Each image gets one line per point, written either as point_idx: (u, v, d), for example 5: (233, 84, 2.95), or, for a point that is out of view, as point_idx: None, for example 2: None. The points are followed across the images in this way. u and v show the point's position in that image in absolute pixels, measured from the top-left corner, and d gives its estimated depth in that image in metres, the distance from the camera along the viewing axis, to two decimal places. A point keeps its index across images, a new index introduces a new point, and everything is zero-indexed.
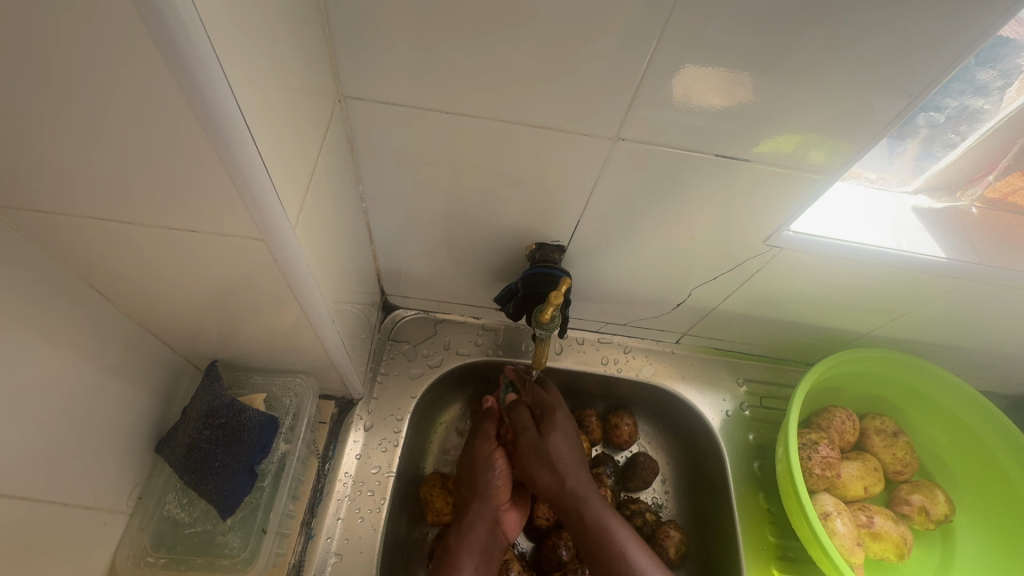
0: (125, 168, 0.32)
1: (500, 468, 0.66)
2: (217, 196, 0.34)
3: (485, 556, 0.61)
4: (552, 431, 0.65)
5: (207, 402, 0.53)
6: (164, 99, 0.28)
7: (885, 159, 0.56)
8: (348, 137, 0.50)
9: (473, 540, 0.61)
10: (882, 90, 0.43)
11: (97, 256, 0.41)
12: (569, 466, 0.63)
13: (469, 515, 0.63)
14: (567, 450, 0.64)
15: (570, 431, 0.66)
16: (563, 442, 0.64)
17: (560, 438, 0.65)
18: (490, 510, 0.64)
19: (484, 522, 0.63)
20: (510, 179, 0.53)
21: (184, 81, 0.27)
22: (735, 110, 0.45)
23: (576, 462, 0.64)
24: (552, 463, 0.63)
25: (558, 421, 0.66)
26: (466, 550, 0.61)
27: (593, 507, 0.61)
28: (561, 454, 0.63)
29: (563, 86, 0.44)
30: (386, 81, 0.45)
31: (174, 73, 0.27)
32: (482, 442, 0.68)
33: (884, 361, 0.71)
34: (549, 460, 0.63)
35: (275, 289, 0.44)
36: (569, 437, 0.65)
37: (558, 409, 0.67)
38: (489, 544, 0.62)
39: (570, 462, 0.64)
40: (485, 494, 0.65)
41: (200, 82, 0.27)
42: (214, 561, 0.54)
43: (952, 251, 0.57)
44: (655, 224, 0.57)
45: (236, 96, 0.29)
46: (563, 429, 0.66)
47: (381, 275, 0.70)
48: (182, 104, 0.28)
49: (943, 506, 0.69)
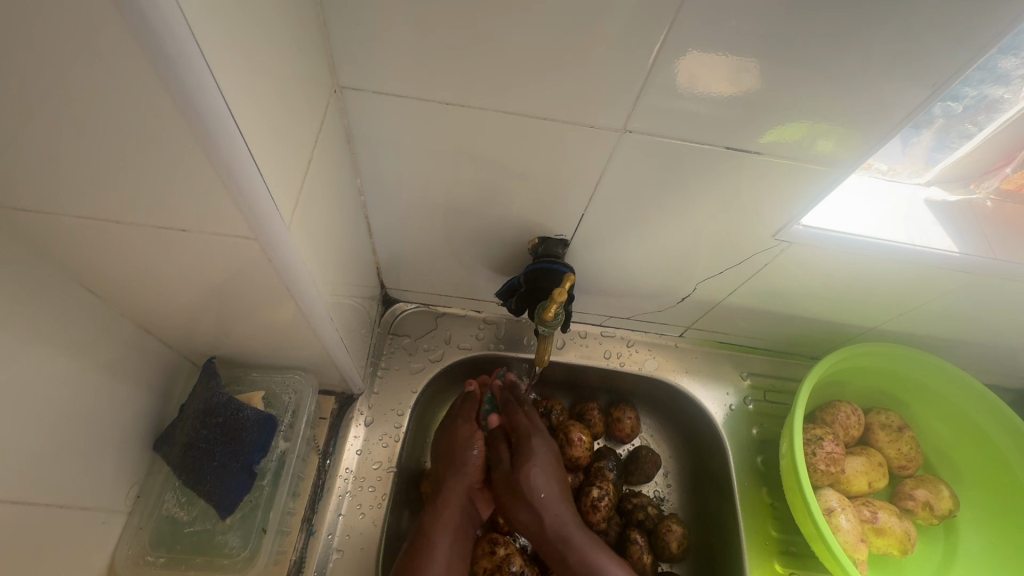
0: (110, 167, 0.31)
1: (477, 449, 0.68)
2: (208, 193, 0.33)
3: (460, 531, 0.63)
4: (529, 462, 0.64)
5: (205, 400, 0.52)
6: (147, 95, 0.27)
7: (899, 150, 0.54)
8: (345, 128, 0.49)
9: (448, 517, 0.62)
10: (902, 80, 0.41)
11: (87, 254, 0.40)
12: (548, 497, 0.63)
13: (445, 491, 0.64)
14: (544, 479, 0.63)
15: (550, 456, 0.66)
16: (542, 473, 0.64)
17: (539, 470, 0.64)
18: (464, 486, 0.65)
19: (457, 499, 0.64)
20: (512, 172, 0.52)
21: (165, 75, 0.26)
22: (747, 101, 0.43)
23: (557, 492, 0.64)
24: (530, 495, 0.63)
25: (537, 448, 0.65)
26: (442, 527, 0.61)
27: (576, 542, 0.61)
28: (540, 485, 0.63)
29: (568, 76, 0.42)
30: (384, 71, 0.43)
31: (154, 66, 0.25)
32: (461, 425, 0.69)
33: (892, 356, 0.70)
34: (525, 491, 0.63)
35: (272, 287, 0.43)
36: (548, 465, 0.65)
37: (537, 434, 0.66)
38: (463, 521, 0.64)
39: (551, 491, 0.63)
40: (462, 470, 0.66)
41: (182, 75, 0.26)
42: (213, 560, 0.54)
43: (966, 246, 0.56)
44: (661, 217, 0.56)
45: (219, 87, 0.28)
46: (544, 457, 0.65)
47: (380, 268, 0.69)
48: (166, 100, 0.27)
49: (947, 501, 0.68)
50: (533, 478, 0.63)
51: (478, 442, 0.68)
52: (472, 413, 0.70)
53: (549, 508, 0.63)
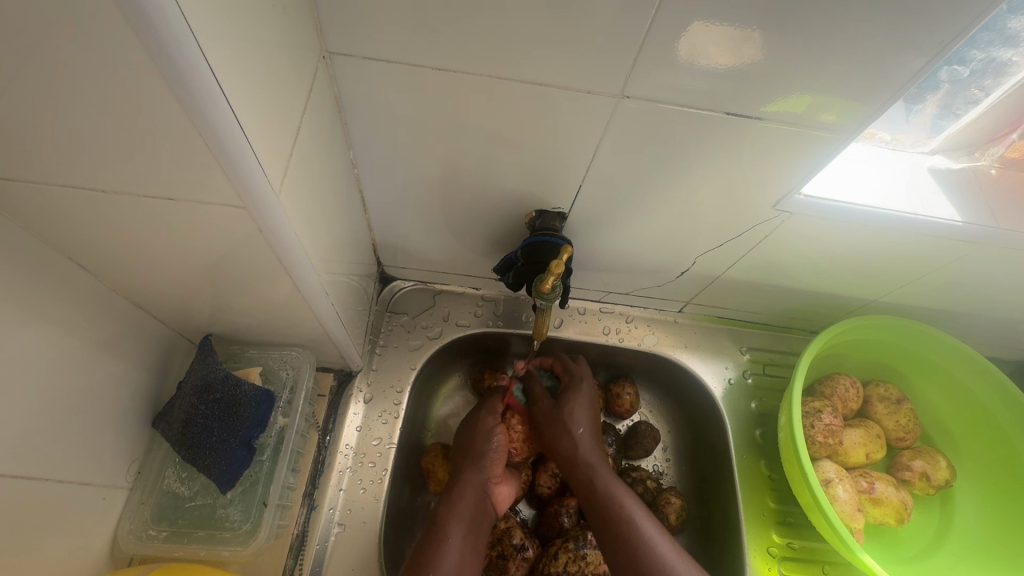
0: (89, 133, 0.30)
1: (498, 442, 0.66)
2: (194, 161, 0.32)
3: (473, 525, 0.61)
4: (572, 396, 0.67)
5: (201, 376, 0.52)
6: (119, 49, 0.25)
7: (902, 118, 0.53)
8: (335, 97, 0.47)
9: (462, 509, 0.61)
10: (909, 40, 0.39)
11: (75, 230, 0.39)
12: (585, 428, 0.66)
13: (461, 482, 0.63)
14: (584, 415, 0.66)
15: (591, 401, 0.68)
16: (585, 405, 0.67)
17: (579, 406, 0.67)
18: (481, 479, 0.63)
19: (473, 491, 0.63)
20: (507, 142, 0.51)
21: (139, 25, 0.24)
22: (748, 67, 0.42)
23: (590, 425, 0.66)
24: (572, 427, 0.65)
25: (582, 387, 0.68)
26: (454, 520, 0.60)
27: (603, 475, 0.63)
28: (579, 420, 0.66)
29: (563, 40, 0.41)
30: (373, 35, 0.42)
31: (123, 13, 0.24)
32: (485, 415, 0.68)
33: (892, 328, 0.70)
34: (565, 422, 0.66)
35: (263, 262, 0.42)
36: (590, 406, 0.68)
37: (585, 380, 0.69)
38: (477, 513, 0.62)
39: (587, 428, 0.66)
40: (479, 463, 0.64)
41: (155, 25, 0.24)
42: (216, 534, 0.54)
43: (968, 215, 0.55)
44: (658, 189, 0.55)
45: (197, 43, 0.26)
46: (585, 397, 0.68)
47: (376, 245, 0.68)
48: (141, 55, 0.26)
49: (944, 471, 0.69)
50: (577, 423, 0.66)
51: (499, 435, 0.66)
52: (497, 405, 0.69)
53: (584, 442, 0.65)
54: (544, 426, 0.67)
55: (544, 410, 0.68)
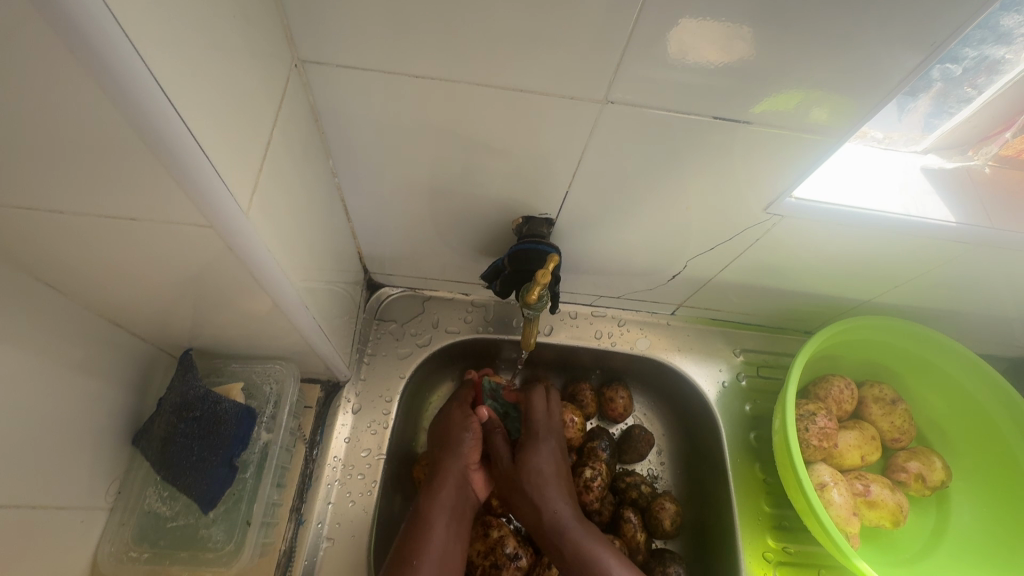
0: (42, 157, 0.29)
1: (472, 431, 0.66)
2: (155, 183, 0.31)
3: (456, 513, 0.61)
4: (530, 454, 0.64)
5: (180, 393, 0.51)
6: (55, 65, 0.24)
7: (895, 118, 0.53)
8: (311, 105, 0.46)
9: (444, 498, 0.61)
10: (898, 43, 0.39)
11: (37, 251, 0.37)
12: (549, 490, 0.62)
13: (441, 470, 0.63)
14: (547, 475, 0.63)
15: (554, 451, 0.65)
16: (546, 455, 0.64)
17: (542, 465, 0.63)
18: (460, 467, 0.64)
19: (453, 479, 0.63)
20: (491, 148, 0.50)
21: (76, 40, 0.23)
22: (735, 69, 0.41)
23: (556, 479, 0.63)
24: (532, 491, 0.62)
25: (541, 441, 0.65)
26: (437, 508, 0.60)
27: (572, 535, 0.60)
28: (542, 485, 0.62)
29: (544, 43, 0.40)
30: (348, 42, 0.40)
31: (56, 26, 0.23)
32: (456, 407, 0.68)
33: (886, 329, 0.69)
34: (528, 486, 0.62)
35: (239, 278, 0.41)
36: (553, 457, 0.64)
37: (545, 432, 0.66)
38: (459, 502, 0.62)
39: (552, 491, 0.62)
40: (457, 450, 0.64)
41: (91, 37, 0.23)
42: (199, 554, 0.53)
43: (963, 215, 0.54)
44: (647, 192, 0.54)
45: (140, 55, 0.25)
46: (549, 448, 0.65)
47: (361, 253, 0.67)
48: (78, 70, 0.24)
49: (939, 472, 0.68)
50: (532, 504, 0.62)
51: (473, 423, 0.67)
52: (467, 397, 0.70)
53: (551, 502, 0.62)
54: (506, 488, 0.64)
55: (506, 466, 0.65)
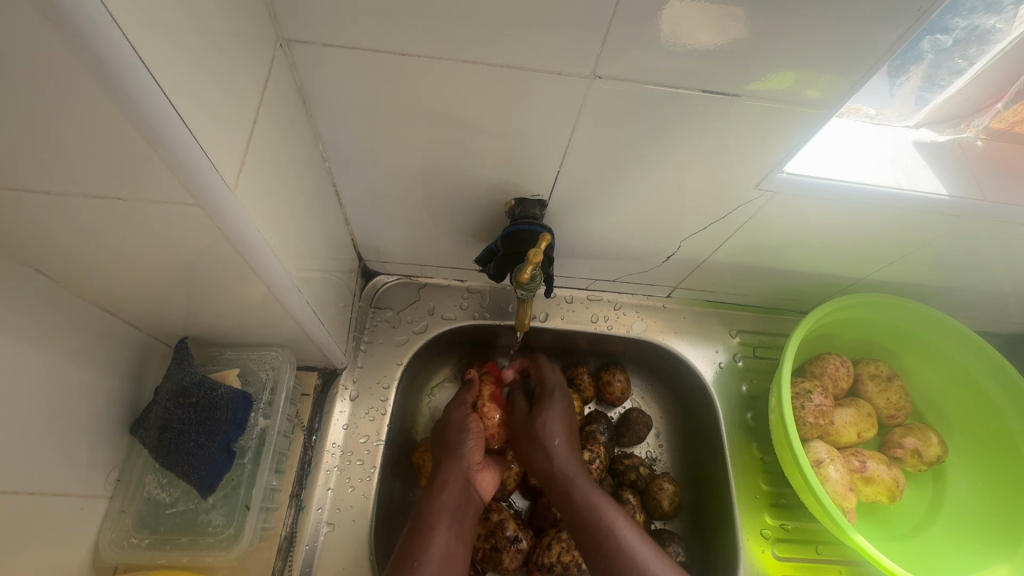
0: (23, 136, 0.28)
1: (473, 431, 0.65)
2: (138, 160, 0.30)
3: (460, 513, 0.60)
4: (544, 408, 0.65)
5: (177, 380, 0.51)
6: (30, 38, 0.23)
7: (886, 91, 0.52)
8: (298, 87, 0.46)
9: (446, 501, 0.60)
10: (885, 13, 0.38)
11: (24, 237, 0.37)
12: (559, 440, 0.63)
13: (441, 474, 0.62)
14: (559, 426, 0.64)
15: (566, 410, 0.66)
16: (557, 416, 0.64)
17: (554, 416, 0.64)
18: (462, 468, 0.62)
19: (456, 480, 0.62)
20: (480, 129, 0.49)
21: (51, 11, 0.23)
22: (724, 43, 0.41)
23: (567, 434, 0.64)
24: (543, 440, 0.63)
25: (554, 399, 0.66)
26: (439, 508, 0.60)
27: (580, 484, 0.60)
28: (555, 430, 0.63)
29: (529, 20, 0.39)
30: (331, 21, 0.40)
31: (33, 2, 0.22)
32: (455, 408, 0.67)
33: (883, 306, 0.69)
34: (537, 437, 0.63)
35: (230, 264, 0.41)
36: (564, 415, 0.65)
37: (558, 392, 0.67)
38: (463, 502, 0.61)
39: (565, 438, 0.63)
40: (457, 453, 0.63)
41: (67, 7, 0.23)
42: (198, 539, 0.53)
43: (954, 188, 0.54)
44: (638, 172, 0.54)
45: (117, 25, 0.24)
46: (560, 407, 0.65)
47: (355, 240, 0.67)
48: (54, 42, 0.24)
49: (936, 447, 0.68)
50: (550, 421, 0.64)
51: (474, 424, 0.65)
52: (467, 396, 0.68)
53: (561, 452, 0.62)
54: (519, 436, 0.66)
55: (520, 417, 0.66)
